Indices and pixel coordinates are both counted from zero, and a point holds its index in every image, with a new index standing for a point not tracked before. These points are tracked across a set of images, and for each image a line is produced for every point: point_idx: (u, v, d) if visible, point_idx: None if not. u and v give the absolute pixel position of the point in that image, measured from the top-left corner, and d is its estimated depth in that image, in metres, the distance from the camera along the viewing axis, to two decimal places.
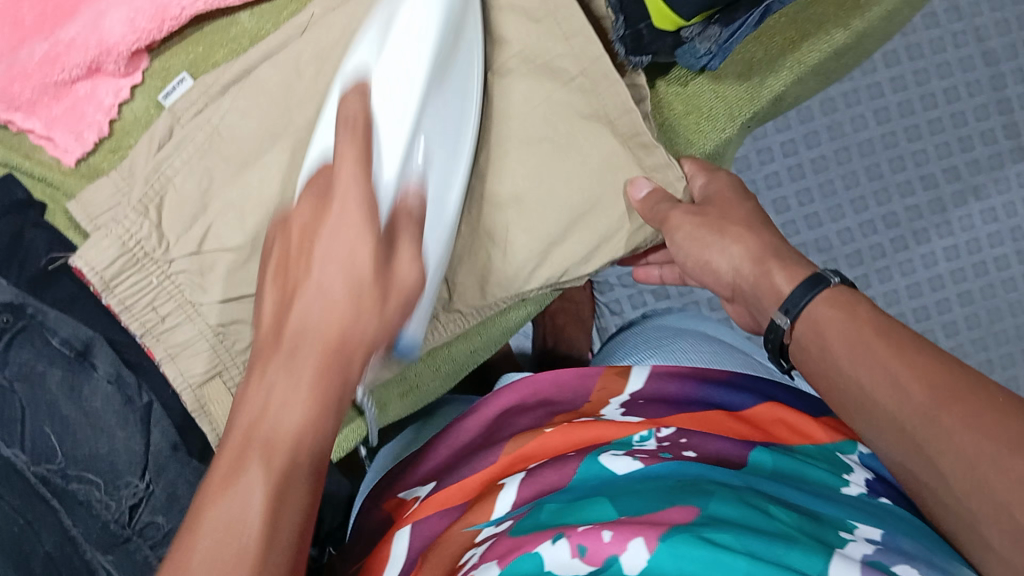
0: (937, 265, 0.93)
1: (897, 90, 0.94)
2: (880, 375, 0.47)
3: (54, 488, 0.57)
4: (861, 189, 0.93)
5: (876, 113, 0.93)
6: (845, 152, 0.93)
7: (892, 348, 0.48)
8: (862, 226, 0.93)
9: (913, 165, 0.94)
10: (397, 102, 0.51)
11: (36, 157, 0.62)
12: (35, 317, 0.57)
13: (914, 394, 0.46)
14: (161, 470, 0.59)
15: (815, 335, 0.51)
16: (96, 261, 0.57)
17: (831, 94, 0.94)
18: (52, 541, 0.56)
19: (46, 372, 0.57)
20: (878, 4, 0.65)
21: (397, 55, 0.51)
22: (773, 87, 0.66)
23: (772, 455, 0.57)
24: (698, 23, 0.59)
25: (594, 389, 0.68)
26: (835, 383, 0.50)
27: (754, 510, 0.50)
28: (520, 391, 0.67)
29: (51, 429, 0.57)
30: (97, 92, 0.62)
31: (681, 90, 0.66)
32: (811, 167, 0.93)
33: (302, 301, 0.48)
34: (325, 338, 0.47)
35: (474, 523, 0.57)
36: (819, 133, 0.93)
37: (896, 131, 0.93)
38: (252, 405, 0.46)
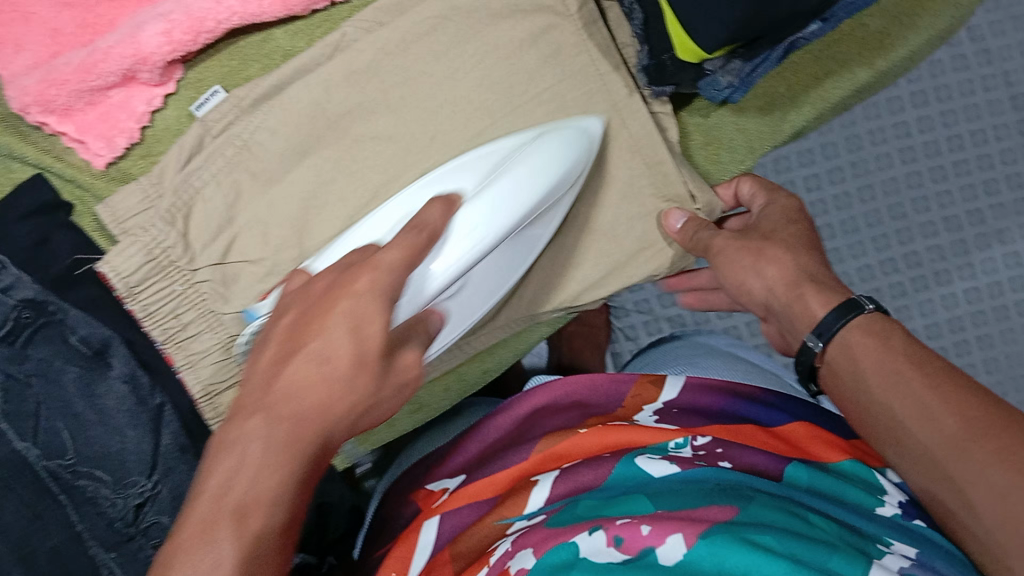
0: (958, 308, 0.91)
1: (924, 130, 0.92)
2: (913, 404, 0.46)
3: (63, 482, 0.56)
4: (884, 228, 0.92)
5: (902, 151, 0.92)
6: (868, 190, 0.92)
7: (927, 380, 0.47)
8: (884, 264, 0.92)
9: (938, 206, 0.92)
10: (456, 236, 0.52)
11: (68, 160, 0.63)
12: (57, 315, 0.58)
13: (948, 428, 0.45)
14: (169, 471, 0.60)
15: (847, 360, 0.50)
16: (122, 267, 0.59)
17: (858, 130, 0.92)
18: (57, 539, 0.54)
19: (62, 370, 0.58)
20: (902, 46, 0.66)
21: (488, 201, 0.53)
22: (795, 124, 0.67)
23: (808, 471, 0.56)
24: (720, 56, 0.58)
25: (628, 395, 0.67)
26: (866, 410, 0.49)
27: (794, 516, 0.49)
28: (553, 391, 0.67)
29: (63, 425, 0.57)
30: (131, 100, 0.63)
31: (702, 121, 0.66)
32: (834, 204, 0.92)
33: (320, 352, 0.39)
34: (308, 409, 0.43)
35: (504, 516, 0.57)
36: (843, 170, 0.92)
37: (921, 169, 0.92)
38: (223, 467, 0.41)
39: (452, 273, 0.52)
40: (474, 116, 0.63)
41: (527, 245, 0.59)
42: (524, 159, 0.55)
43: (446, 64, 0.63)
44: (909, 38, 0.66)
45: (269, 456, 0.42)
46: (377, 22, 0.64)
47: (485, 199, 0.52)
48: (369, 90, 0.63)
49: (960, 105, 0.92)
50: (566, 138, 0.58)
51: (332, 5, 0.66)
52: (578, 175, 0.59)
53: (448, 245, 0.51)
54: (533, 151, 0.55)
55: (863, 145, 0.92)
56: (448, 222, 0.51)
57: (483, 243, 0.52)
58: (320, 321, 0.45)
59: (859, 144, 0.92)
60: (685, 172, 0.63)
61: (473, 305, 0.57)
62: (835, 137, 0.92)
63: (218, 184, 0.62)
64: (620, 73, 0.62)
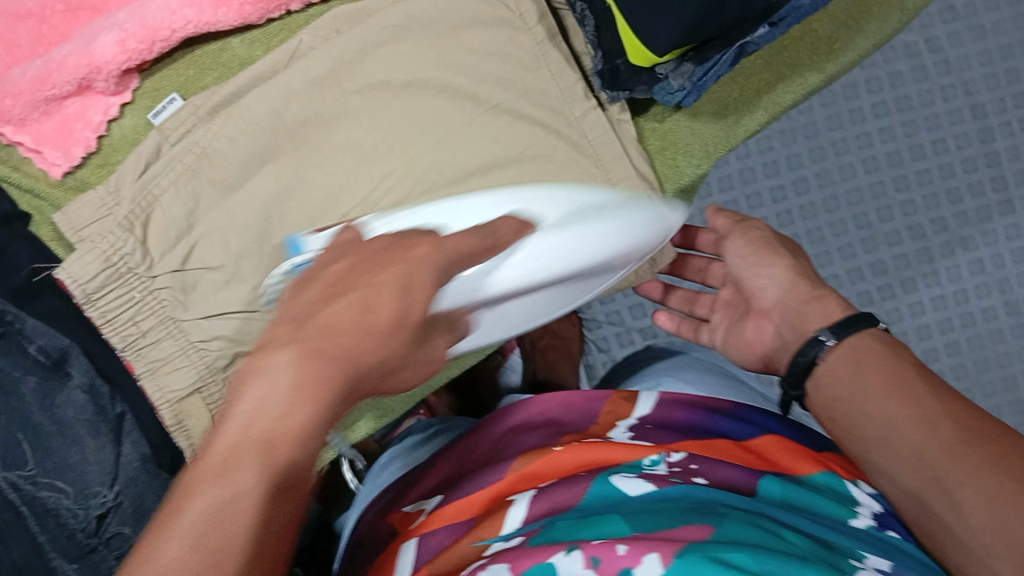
0: (925, 315, 0.91)
1: (886, 140, 0.93)
2: (912, 409, 0.47)
3: (24, 495, 0.56)
4: (849, 238, 0.92)
5: (864, 162, 0.92)
6: (833, 200, 0.92)
7: (929, 389, 0.48)
8: (850, 272, 0.92)
9: (901, 215, 0.92)
10: (507, 256, 0.47)
11: (27, 170, 0.62)
12: (14, 325, 0.58)
13: (943, 432, 0.46)
14: (130, 482, 0.59)
15: (853, 364, 0.51)
16: (80, 274, 0.59)
17: (821, 142, 0.93)
18: (19, 551, 0.55)
19: (22, 380, 0.58)
20: (852, 49, 0.65)
21: (569, 237, 0.49)
22: (749, 128, 0.66)
23: (780, 486, 0.54)
24: (671, 60, 0.58)
25: (602, 413, 0.65)
26: (858, 416, 0.49)
27: (765, 531, 0.48)
28: (528, 409, 0.66)
29: (24, 437, 0.57)
30: (87, 109, 0.62)
31: (657, 126, 0.66)
32: (800, 215, 0.92)
33: (340, 303, 0.36)
34: (338, 350, 0.35)
35: (481, 538, 0.54)
36: (807, 180, 0.93)
37: (884, 180, 0.92)
38: (244, 394, 0.33)
39: (483, 294, 0.47)
40: (433, 124, 0.62)
41: (575, 291, 0.57)
42: (618, 222, 0.51)
43: (404, 76, 0.63)
44: (858, 41, 0.65)
45: (299, 391, 0.33)
46: (333, 30, 0.65)
47: (571, 235, 0.49)
48: (329, 102, 0.63)
49: (921, 114, 0.93)
50: (652, 217, 0.53)
51: (288, 13, 0.66)
52: (644, 256, 0.55)
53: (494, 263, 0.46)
54: (624, 215, 0.51)
55: (826, 155, 0.93)
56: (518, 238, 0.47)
57: (540, 275, 0.49)
58: (371, 276, 0.37)
59: (822, 156, 0.93)
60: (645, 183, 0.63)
61: (489, 330, 0.55)
62: (797, 151, 0.93)
63: (177, 195, 0.61)
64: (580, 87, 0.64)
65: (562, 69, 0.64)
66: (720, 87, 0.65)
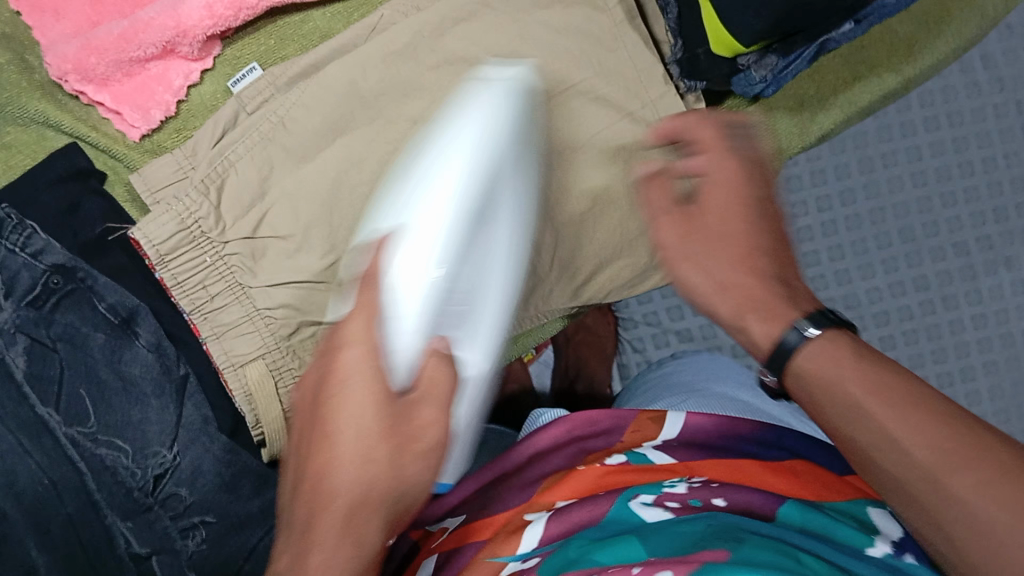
0: (964, 334, 0.86)
1: (935, 153, 0.87)
2: (881, 432, 0.41)
3: (83, 450, 0.58)
4: (893, 250, 0.86)
5: (913, 175, 0.87)
6: (879, 213, 0.86)
7: (907, 399, 0.41)
8: (892, 286, 0.86)
9: (946, 230, 0.86)
10: (404, 286, 0.45)
11: (103, 130, 0.63)
12: (86, 282, 0.59)
13: (919, 457, 0.39)
14: (190, 442, 0.60)
15: (832, 374, 0.43)
16: (154, 234, 0.59)
17: (870, 154, 0.87)
18: (72, 508, 0.57)
19: (90, 336, 0.59)
20: (929, 52, 0.65)
21: (405, 202, 0.50)
22: (823, 125, 0.65)
23: (801, 512, 0.52)
24: (754, 51, 0.57)
25: (629, 430, 0.64)
26: (864, 457, 0.42)
27: (787, 557, 0.45)
28: (554, 431, 0.65)
29: (87, 393, 0.58)
30: (168, 73, 0.63)
31: (730, 117, 0.63)
32: (845, 225, 0.86)
33: (329, 497, 0.42)
34: (346, 497, 0.42)
35: (496, 555, 0.54)
36: (854, 191, 0.87)
37: (931, 194, 0.86)
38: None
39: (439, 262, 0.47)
40: (501, 103, 0.62)
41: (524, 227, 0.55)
42: (467, 130, 0.52)
43: (480, 52, 0.63)
44: (935, 43, 0.65)
45: (328, 563, 0.42)
46: (413, 7, 0.65)
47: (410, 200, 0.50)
48: (406, 76, 0.63)
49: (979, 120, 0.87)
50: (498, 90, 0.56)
51: None
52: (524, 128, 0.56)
53: (403, 296, 0.45)
54: (468, 113, 0.54)
55: (875, 166, 0.87)
56: (382, 269, 0.46)
57: (400, 263, 0.46)
58: (332, 375, 0.43)
59: (870, 166, 0.87)
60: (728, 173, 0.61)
61: (471, 331, 0.51)
62: (851, 160, 0.87)
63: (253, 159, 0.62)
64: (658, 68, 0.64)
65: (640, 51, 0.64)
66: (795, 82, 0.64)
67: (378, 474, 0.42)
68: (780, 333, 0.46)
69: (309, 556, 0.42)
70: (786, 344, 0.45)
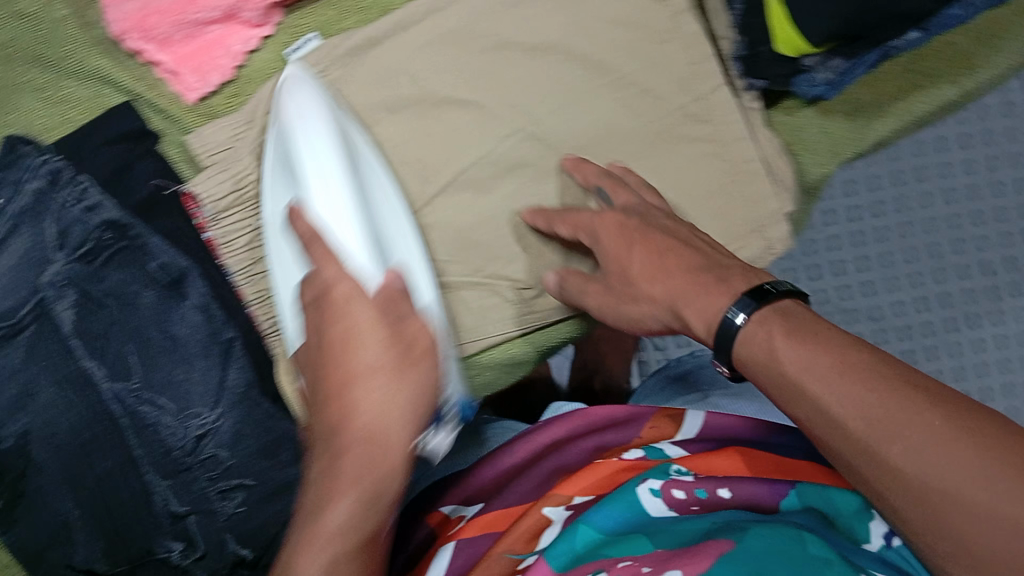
0: (986, 352, 0.94)
1: (968, 172, 0.96)
2: (816, 412, 0.41)
3: (126, 407, 0.59)
4: (895, 270, 0.94)
5: (944, 193, 0.96)
6: (908, 227, 0.95)
7: (840, 367, 0.41)
8: (916, 301, 0.94)
9: (975, 249, 0.95)
10: (334, 223, 0.50)
11: (160, 90, 0.63)
12: (137, 240, 0.60)
13: (853, 432, 0.40)
14: (233, 405, 0.61)
15: (767, 356, 0.43)
16: (211, 190, 0.60)
17: (902, 167, 0.96)
18: (104, 467, 0.59)
19: (139, 294, 0.60)
20: (988, 66, 0.64)
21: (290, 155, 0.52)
22: (879, 133, 0.64)
23: (799, 497, 0.53)
24: (820, 53, 0.57)
25: (644, 429, 0.64)
26: (813, 433, 0.42)
27: (788, 543, 0.46)
28: (567, 422, 0.65)
29: (132, 350, 0.59)
30: (229, 37, 0.62)
31: (786, 119, 0.64)
32: (874, 236, 0.94)
33: (351, 452, 0.45)
34: (360, 438, 0.45)
35: (515, 552, 0.54)
36: (885, 203, 0.95)
37: (961, 213, 0.96)
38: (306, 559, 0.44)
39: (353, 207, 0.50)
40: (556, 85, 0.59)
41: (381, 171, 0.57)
42: (300, 94, 0.54)
43: None
44: (995, 58, 0.64)
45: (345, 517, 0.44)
46: None
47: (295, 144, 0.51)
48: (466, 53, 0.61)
49: (986, 151, 0.96)
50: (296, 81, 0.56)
51: None
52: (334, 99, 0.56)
53: (336, 232, 0.49)
54: (287, 86, 0.56)
55: (907, 180, 0.95)
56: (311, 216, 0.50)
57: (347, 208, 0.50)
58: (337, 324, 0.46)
59: (902, 179, 0.95)
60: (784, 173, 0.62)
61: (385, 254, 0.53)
62: (880, 172, 0.95)
63: None
64: (713, 62, 0.60)
65: (697, 42, 0.60)
66: (855, 88, 0.64)
67: (388, 423, 0.45)
68: (720, 317, 0.46)
69: (340, 504, 0.44)
70: (726, 329, 0.45)
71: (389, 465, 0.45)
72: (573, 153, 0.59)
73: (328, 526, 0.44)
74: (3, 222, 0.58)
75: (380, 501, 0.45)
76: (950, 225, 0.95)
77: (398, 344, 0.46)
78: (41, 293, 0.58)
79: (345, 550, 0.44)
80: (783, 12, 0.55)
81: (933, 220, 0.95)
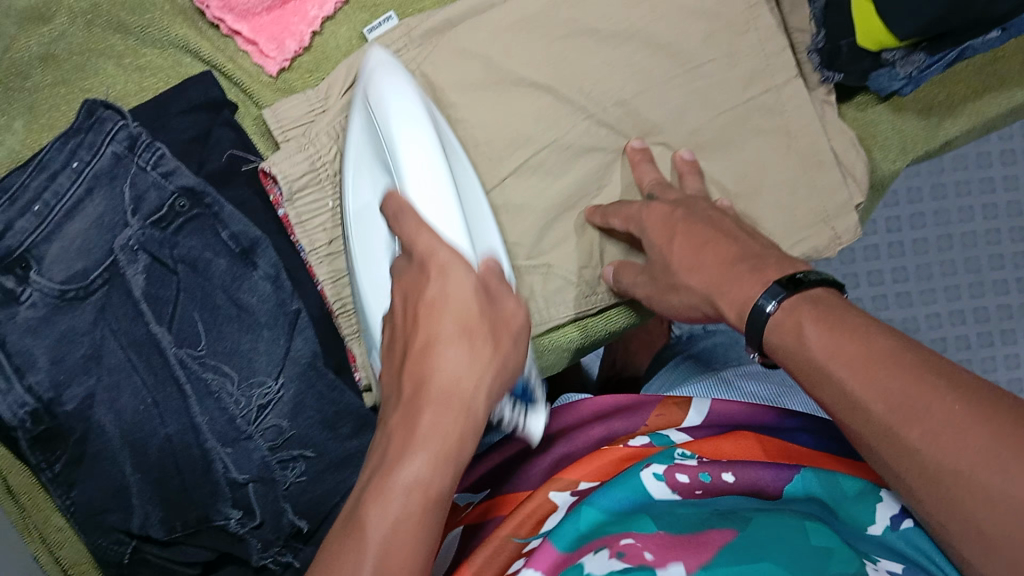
0: (1018, 367, 0.94)
1: (1010, 188, 0.94)
2: (840, 395, 0.43)
3: (189, 372, 0.59)
4: (932, 283, 0.93)
5: (984, 208, 0.94)
6: (946, 240, 0.93)
7: (864, 352, 0.42)
8: (952, 314, 0.93)
9: (1013, 266, 0.94)
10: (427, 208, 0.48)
11: (241, 63, 0.64)
12: (211, 208, 0.60)
13: (875, 413, 0.41)
14: (296, 376, 0.62)
15: (796, 342, 0.45)
16: (288, 170, 0.59)
17: (943, 180, 0.94)
18: (174, 427, 0.59)
19: (212, 261, 0.60)
20: None
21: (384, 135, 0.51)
22: (949, 133, 0.64)
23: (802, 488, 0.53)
24: (902, 48, 0.57)
25: (652, 415, 0.62)
26: (836, 414, 0.44)
27: (794, 529, 0.45)
28: (579, 411, 0.65)
29: (199, 318, 0.60)
30: (306, 5, 0.63)
31: (858, 115, 0.64)
32: (912, 248, 0.93)
33: (427, 416, 0.42)
34: (442, 392, 0.43)
35: (520, 536, 0.52)
36: (925, 216, 0.93)
37: (1000, 228, 0.94)
38: (360, 525, 0.40)
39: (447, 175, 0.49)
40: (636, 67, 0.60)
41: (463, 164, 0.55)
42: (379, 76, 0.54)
43: None
44: None
45: (410, 496, 0.41)
46: None
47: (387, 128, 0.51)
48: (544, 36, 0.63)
49: None
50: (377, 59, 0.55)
51: None
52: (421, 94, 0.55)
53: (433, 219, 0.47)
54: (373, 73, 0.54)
55: (947, 195, 0.93)
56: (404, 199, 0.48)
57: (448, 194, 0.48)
58: (433, 294, 0.45)
59: (943, 194, 0.93)
60: (856, 172, 0.61)
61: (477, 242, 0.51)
62: (920, 185, 0.93)
63: None
64: (787, 56, 0.60)
65: (775, 35, 0.60)
66: (927, 86, 0.64)
67: (479, 390, 0.44)
68: (752, 303, 0.47)
69: (415, 457, 0.42)
70: (756, 313, 0.47)
71: (468, 423, 0.43)
72: (641, 139, 0.60)
73: (399, 479, 0.41)
74: (80, 183, 0.59)
75: (456, 460, 0.43)
76: (988, 241, 0.94)
77: (495, 322, 0.45)
78: (115, 256, 0.59)
79: (412, 509, 0.41)
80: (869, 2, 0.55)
81: (971, 234, 0.93)
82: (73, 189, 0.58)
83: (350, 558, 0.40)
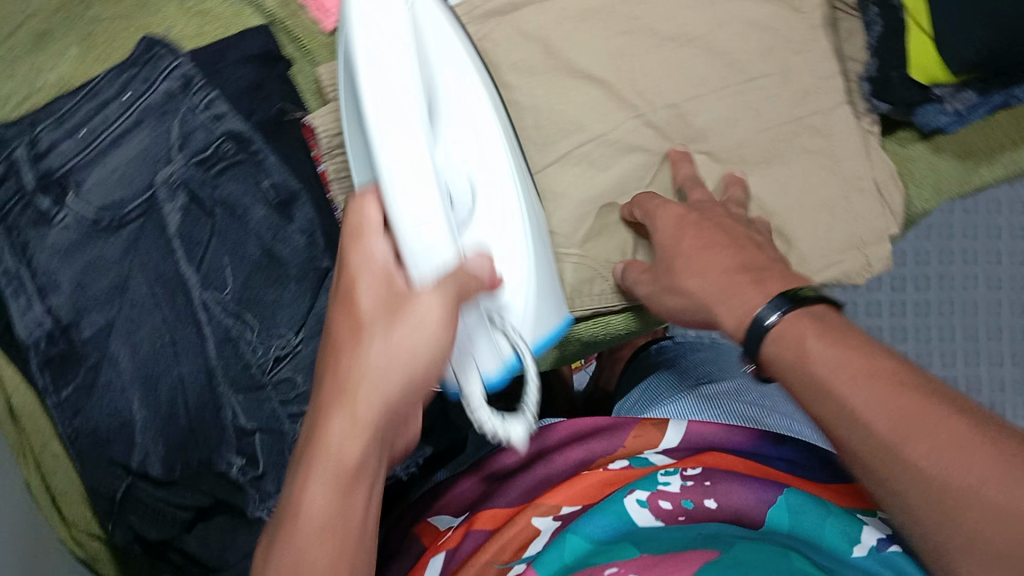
0: None
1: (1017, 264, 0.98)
2: (839, 412, 0.41)
3: (211, 317, 0.59)
4: (930, 347, 0.97)
5: (989, 280, 0.97)
6: (949, 305, 0.97)
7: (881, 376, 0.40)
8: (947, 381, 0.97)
9: (1012, 342, 0.97)
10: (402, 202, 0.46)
11: (300, 19, 0.65)
12: (257, 155, 0.62)
13: (877, 431, 0.39)
14: (315, 332, 0.63)
15: (797, 355, 0.43)
16: (328, 125, 0.62)
17: (953, 247, 0.97)
18: (187, 367, 0.59)
19: (249, 208, 0.61)
20: None
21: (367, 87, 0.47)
22: (983, 178, 0.66)
23: (789, 518, 0.51)
24: (952, 84, 0.60)
25: (630, 438, 0.60)
26: (831, 430, 0.42)
27: (775, 553, 0.47)
28: (563, 430, 0.63)
29: (229, 263, 0.61)
30: None
31: (898, 150, 0.65)
32: (913, 308, 0.96)
33: (368, 354, 0.44)
34: (369, 394, 0.43)
35: (502, 560, 0.53)
36: (930, 278, 0.97)
37: (1003, 301, 0.97)
38: (310, 457, 0.43)
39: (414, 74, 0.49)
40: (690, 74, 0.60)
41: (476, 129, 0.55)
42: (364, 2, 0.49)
43: None
44: None
45: (354, 443, 0.43)
46: None
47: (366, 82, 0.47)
48: None
49: None
50: None
51: None
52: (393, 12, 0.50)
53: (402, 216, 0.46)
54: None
55: (955, 261, 0.97)
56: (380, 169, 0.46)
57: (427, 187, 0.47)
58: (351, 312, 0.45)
59: (951, 260, 0.97)
60: (889, 207, 0.62)
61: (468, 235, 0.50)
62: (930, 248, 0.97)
63: None
64: (836, 81, 0.61)
65: (827, 60, 0.61)
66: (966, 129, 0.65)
67: (422, 322, 0.44)
68: (753, 314, 0.46)
69: (333, 421, 0.43)
70: (755, 326, 0.45)
71: (425, 351, 0.44)
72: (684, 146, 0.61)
73: (328, 443, 0.43)
74: (128, 116, 0.60)
75: (398, 389, 0.44)
76: (989, 310, 0.97)
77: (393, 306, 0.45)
78: (155, 191, 0.59)
79: (338, 487, 0.43)
80: (926, 37, 0.58)
81: (973, 303, 0.97)
82: (121, 119, 0.60)
83: (295, 518, 0.42)
